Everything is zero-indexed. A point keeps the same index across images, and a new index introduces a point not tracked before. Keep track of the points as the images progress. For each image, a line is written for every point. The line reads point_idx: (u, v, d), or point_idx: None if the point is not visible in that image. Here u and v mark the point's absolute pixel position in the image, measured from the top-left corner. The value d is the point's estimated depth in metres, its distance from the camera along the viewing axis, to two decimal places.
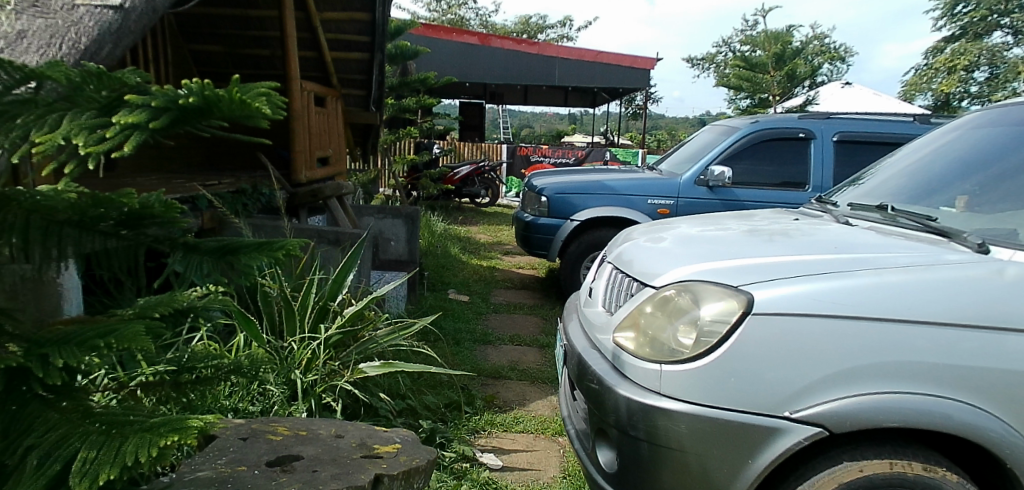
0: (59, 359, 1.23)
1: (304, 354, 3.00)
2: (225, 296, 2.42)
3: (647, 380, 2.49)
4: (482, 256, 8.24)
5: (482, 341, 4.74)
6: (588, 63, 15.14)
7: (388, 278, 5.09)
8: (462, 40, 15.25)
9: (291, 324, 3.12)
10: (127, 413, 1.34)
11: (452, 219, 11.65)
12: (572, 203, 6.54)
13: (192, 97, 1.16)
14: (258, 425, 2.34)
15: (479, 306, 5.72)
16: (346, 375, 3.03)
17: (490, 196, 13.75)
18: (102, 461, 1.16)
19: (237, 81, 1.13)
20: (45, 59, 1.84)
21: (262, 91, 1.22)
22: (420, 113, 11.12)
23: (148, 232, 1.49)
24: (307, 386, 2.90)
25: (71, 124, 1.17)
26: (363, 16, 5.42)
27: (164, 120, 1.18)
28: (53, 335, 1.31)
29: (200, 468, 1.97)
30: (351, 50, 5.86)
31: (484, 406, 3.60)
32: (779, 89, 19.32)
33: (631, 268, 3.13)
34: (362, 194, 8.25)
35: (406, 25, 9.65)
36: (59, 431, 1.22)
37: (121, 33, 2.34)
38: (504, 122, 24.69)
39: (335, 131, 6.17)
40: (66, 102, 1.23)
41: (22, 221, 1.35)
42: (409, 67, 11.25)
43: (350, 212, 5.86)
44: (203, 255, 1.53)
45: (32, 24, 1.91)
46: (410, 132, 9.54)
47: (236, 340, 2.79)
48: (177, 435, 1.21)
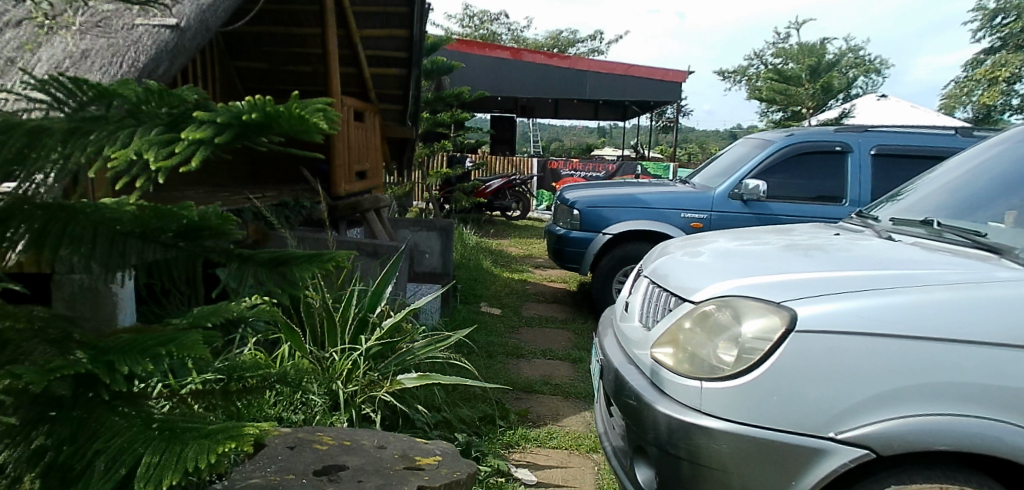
0: (125, 366, 1.27)
1: (344, 365, 3.03)
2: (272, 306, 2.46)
3: (686, 397, 2.46)
4: (513, 269, 8.26)
5: (515, 354, 4.73)
6: (619, 76, 15.16)
7: (423, 291, 5.12)
8: (494, 54, 15.40)
9: (332, 336, 3.17)
10: (185, 420, 1.38)
11: (483, 232, 11.72)
12: (605, 216, 6.51)
13: (254, 113, 1.20)
14: (303, 434, 2.37)
15: (511, 319, 5.72)
16: (385, 386, 3.05)
17: (521, 209, 13.81)
18: (164, 466, 1.19)
19: (297, 97, 1.17)
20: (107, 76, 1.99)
21: (319, 107, 1.26)
22: (453, 127, 11.25)
23: (204, 243, 1.51)
24: (347, 397, 2.93)
25: (143, 140, 1.21)
26: (402, 33, 5.50)
27: (228, 136, 1.21)
28: (118, 342, 1.35)
29: (250, 476, 2.00)
30: (389, 66, 5.97)
31: (518, 420, 3.59)
32: (813, 102, 19.08)
33: (668, 282, 3.11)
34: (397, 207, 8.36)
35: (441, 40, 9.79)
36: (122, 437, 1.25)
37: (177, 51, 2.44)
38: (534, 135, 24.79)
39: (372, 145, 6.26)
40: (135, 119, 1.28)
41: (89, 233, 1.43)
42: (443, 82, 11.39)
43: (386, 225, 5.93)
44: (257, 266, 1.54)
45: (96, 41, 2.05)
46: (444, 146, 9.66)
47: (280, 350, 2.84)
48: (234, 443, 1.24)
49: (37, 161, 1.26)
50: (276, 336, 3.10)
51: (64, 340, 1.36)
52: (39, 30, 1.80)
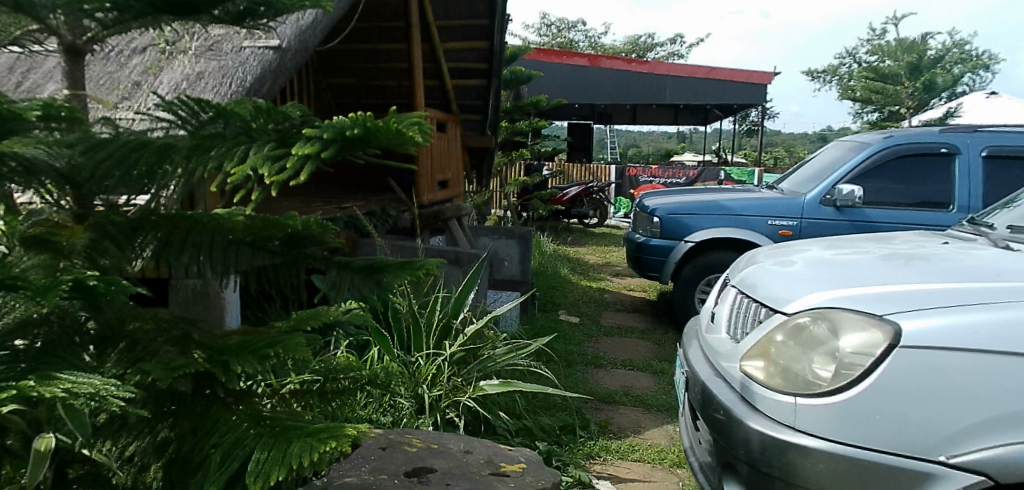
0: (238, 366, 1.36)
1: (430, 369, 3.10)
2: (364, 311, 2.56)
3: (780, 413, 2.34)
4: (592, 277, 8.19)
5: (595, 363, 4.68)
6: (700, 80, 14.77)
7: (504, 298, 5.18)
8: (572, 62, 15.27)
9: (418, 340, 3.26)
10: (290, 418, 1.45)
11: (561, 239, 11.70)
12: (687, 224, 6.34)
13: (356, 129, 1.26)
14: (393, 436, 2.45)
15: (590, 328, 5.67)
16: (468, 391, 3.10)
17: (598, 217, 13.70)
18: (272, 462, 1.25)
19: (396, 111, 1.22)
20: (210, 93, 2.36)
21: (415, 121, 1.31)
22: (531, 136, 11.32)
23: (308, 251, 1.60)
24: (432, 401, 3.00)
25: (258, 156, 1.29)
26: (482, 44, 5.60)
27: (333, 150, 1.27)
28: (231, 344, 1.45)
29: (346, 474, 2.08)
30: (470, 77, 6.10)
31: (599, 430, 3.54)
32: (914, 101, 17.82)
33: (757, 292, 2.99)
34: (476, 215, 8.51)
35: (519, 50, 9.90)
36: (235, 433, 1.34)
37: (280, 71, 2.50)
38: (611, 142, 24.56)
39: (454, 155, 6.40)
40: (249, 136, 1.37)
41: (208, 240, 1.52)
42: (521, 91, 11.51)
43: (466, 233, 6.05)
44: (354, 272, 1.62)
45: (211, 65, 2.45)
46: (522, 154, 9.74)
47: (370, 353, 2.95)
48: (335, 442, 1.29)
49: (166, 175, 1.37)
50: (366, 340, 3.22)
51: (185, 340, 1.47)
52: (162, 60, 2.37)
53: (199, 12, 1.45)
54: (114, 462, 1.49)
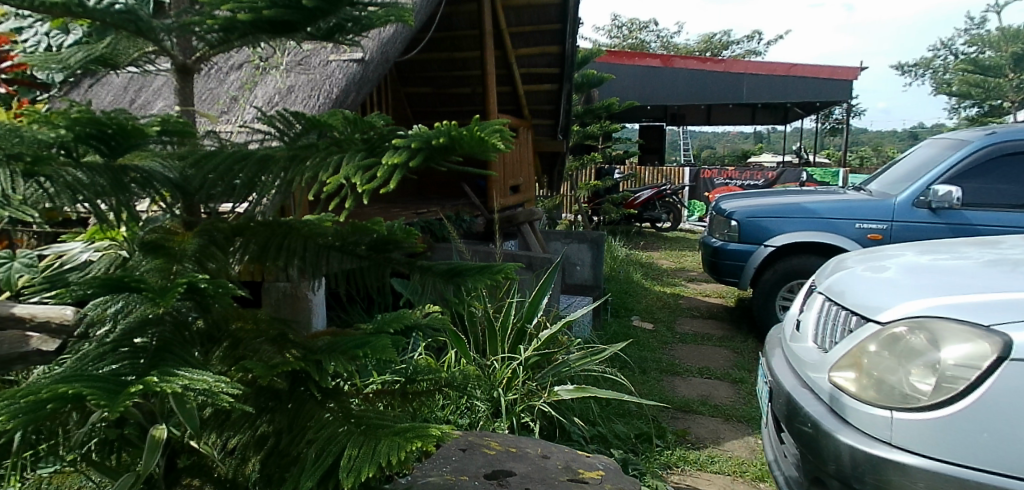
0: (330, 365, 1.42)
1: (505, 373, 3.13)
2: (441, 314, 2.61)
3: (873, 427, 2.20)
4: (666, 282, 8.02)
5: (670, 371, 4.58)
6: (780, 77, 14.19)
7: (578, 303, 5.14)
8: (644, 63, 15.02)
9: (494, 344, 3.29)
10: (377, 416, 1.50)
11: (633, 244, 11.52)
12: (767, 227, 6.09)
13: (441, 137, 1.30)
14: (472, 438, 2.48)
15: (665, 335, 5.54)
16: (543, 396, 3.10)
17: (671, 220, 13.40)
18: (362, 458, 1.29)
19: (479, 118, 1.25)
20: (301, 105, 2.47)
21: (497, 128, 1.33)
22: (602, 139, 11.23)
23: (392, 256, 1.67)
24: (508, 405, 3.02)
25: (351, 165, 1.34)
26: (554, 49, 5.62)
27: (419, 159, 1.31)
28: (323, 344, 1.52)
29: (429, 474, 2.12)
30: (542, 82, 6.13)
31: (676, 440, 3.46)
32: (1021, 93, 16.40)
33: (846, 300, 2.83)
34: (547, 219, 8.51)
35: (591, 53, 9.86)
36: (327, 430, 1.40)
37: (363, 82, 2.61)
38: (684, 144, 24.01)
39: (525, 160, 6.43)
40: (339, 146, 1.44)
41: (301, 246, 1.61)
42: (591, 95, 11.44)
43: (539, 237, 6.07)
44: (436, 276, 1.67)
45: (298, 78, 2.57)
46: (594, 158, 9.67)
47: (447, 356, 3.01)
48: (421, 441, 1.33)
49: (266, 184, 1.46)
50: (443, 343, 3.29)
51: (281, 340, 1.55)
52: (256, 76, 2.56)
53: (295, 29, 1.53)
54: (218, 454, 1.59)
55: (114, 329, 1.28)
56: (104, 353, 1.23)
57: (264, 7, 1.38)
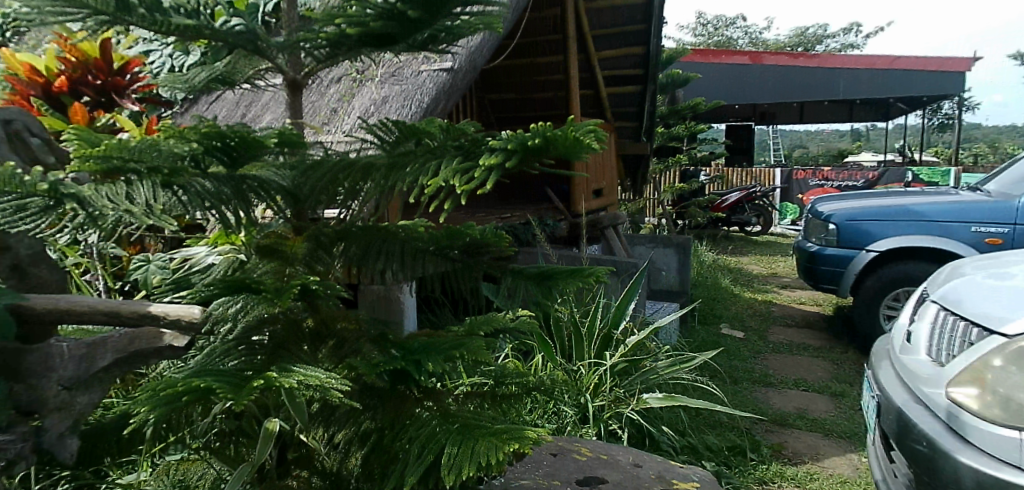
0: (428, 366, 1.46)
1: (592, 379, 3.10)
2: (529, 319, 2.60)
3: (1001, 448, 2.01)
4: (756, 289, 7.68)
5: (763, 382, 4.38)
6: (881, 71, 13.28)
7: (666, 308, 5.01)
8: (731, 60, 14.42)
9: (580, 349, 3.27)
10: (473, 417, 1.52)
11: (720, 249, 11.12)
12: (868, 231, 5.71)
13: (537, 139, 1.31)
14: (562, 443, 2.47)
15: (756, 344, 5.30)
16: (631, 403, 3.05)
17: (761, 224, 12.85)
18: (461, 457, 1.31)
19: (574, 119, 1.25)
20: (392, 114, 2.53)
21: (591, 128, 1.35)
22: (687, 141, 10.93)
23: (484, 259, 1.69)
24: (596, 411, 2.99)
25: (449, 170, 1.36)
26: (638, 50, 5.54)
27: (515, 161, 1.33)
28: (420, 345, 1.56)
29: (520, 477, 2.13)
30: (626, 84, 6.05)
31: (772, 454, 3.29)
32: None
33: (965, 309, 2.60)
34: (631, 224, 8.38)
35: (675, 53, 9.64)
36: (426, 429, 1.43)
37: (452, 90, 2.64)
38: (773, 144, 22.94)
39: (608, 164, 6.36)
40: (436, 151, 1.48)
41: (398, 250, 1.67)
42: (676, 95, 11.16)
43: (623, 242, 5.98)
44: (528, 279, 1.68)
45: (392, 89, 2.66)
46: (679, 160, 9.43)
47: (534, 360, 3.02)
48: (517, 444, 1.33)
49: (369, 190, 1.52)
50: (529, 348, 3.30)
51: (382, 340, 1.61)
52: (354, 88, 2.74)
53: (394, 41, 1.59)
54: (324, 447, 1.67)
55: (235, 326, 1.38)
56: (228, 348, 1.32)
57: (370, 21, 1.46)
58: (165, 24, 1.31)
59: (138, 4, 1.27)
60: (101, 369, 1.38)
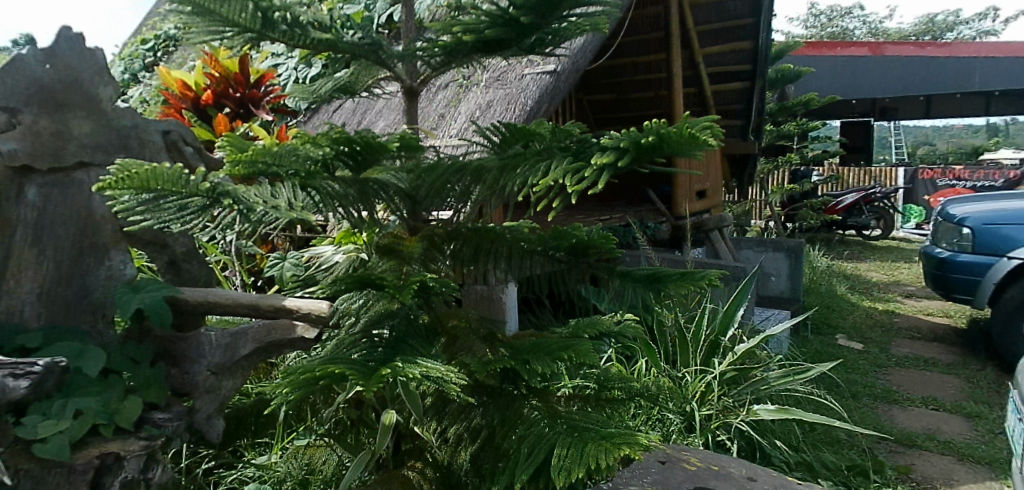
0: (537, 365, 1.46)
1: (698, 386, 3.00)
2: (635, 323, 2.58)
3: None
4: (877, 298, 7.11)
5: (887, 398, 4.04)
6: None
7: (776, 316, 4.76)
8: (847, 52, 13.48)
9: (685, 355, 3.17)
10: (581, 419, 1.50)
11: (835, 254, 10.40)
12: (1011, 236, 5.14)
13: (650, 137, 1.28)
14: (671, 451, 2.40)
15: (877, 357, 4.91)
16: (741, 414, 2.92)
17: (881, 227, 11.89)
18: (571, 459, 1.30)
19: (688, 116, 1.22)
20: (497, 119, 2.57)
21: (706, 124, 1.32)
22: (798, 139, 10.32)
23: (591, 261, 1.68)
24: (703, 420, 2.88)
25: (559, 169, 1.36)
26: (745, 45, 5.30)
27: (627, 160, 1.31)
28: (528, 345, 1.57)
29: (628, 483, 2.09)
30: (732, 81, 5.81)
31: (898, 477, 3.03)
32: None
33: None
34: (736, 227, 8.03)
35: (786, 46, 9.13)
36: (535, 428, 1.43)
37: (555, 92, 2.63)
38: (895, 142, 21.13)
39: (713, 164, 6.13)
40: (545, 153, 1.49)
41: (506, 251, 1.69)
42: (787, 91, 10.56)
43: (730, 246, 5.75)
44: (636, 282, 1.65)
45: (496, 93, 2.69)
46: (790, 160, 8.92)
47: (639, 365, 2.97)
48: (628, 448, 1.30)
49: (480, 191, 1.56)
50: (633, 352, 3.24)
51: (491, 338, 1.64)
52: (461, 94, 2.81)
53: (507, 45, 1.62)
54: (436, 441, 1.72)
55: (359, 320, 1.46)
56: (353, 341, 1.40)
57: (486, 27, 1.50)
58: (302, 39, 1.41)
59: (279, 20, 1.37)
60: (242, 357, 1.51)
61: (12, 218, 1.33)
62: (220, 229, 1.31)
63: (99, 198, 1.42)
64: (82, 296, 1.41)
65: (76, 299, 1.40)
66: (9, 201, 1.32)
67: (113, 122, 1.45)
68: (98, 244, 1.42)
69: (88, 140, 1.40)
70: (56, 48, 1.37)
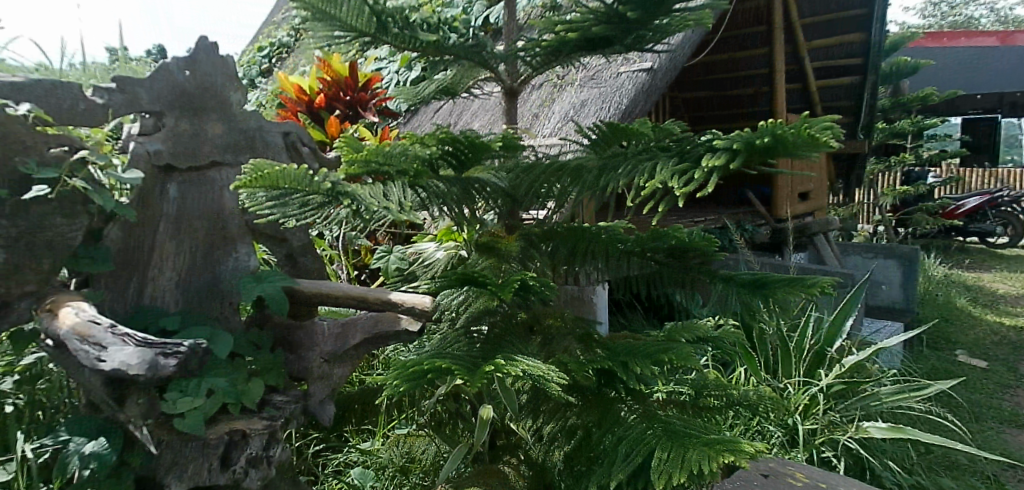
0: (637, 367, 1.43)
1: (802, 399, 2.84)
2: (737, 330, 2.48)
3: None
4: (1004, 312, 6.46)
5: (1018, 423, 3.66)
6: None
7: (887, 328, 4.43)
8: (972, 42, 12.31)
9: (787, 366, 3.02)
10: (682, 423, 1.45)
11: (953, 262, 9.55)
12: None
13: (766, 138, 1.22)
14: (774, 465, 2.29)
15: (1006, 377, 4.46)
16: (849, 430, 2.74)
17: (1007, 235, 10.80)
18: (673, 463, 1.25)
19: (808, 117, 1.15)
20: (592, 118, 2.54)
21: (826, 125, 1.24)
22: (913, 138, 9.55)
23: (691, 263, 1.63)
24: (806, 435, 2.73)
25: (667, 170, 1.32)
26: (856, 37, 4.97)
27: (739, 161, 1.25)
28: (626, 346, 1.54)
29: None
30: (840, 76, 5.46)
31: None
32: None
33: None
34: (841, 231, 7.54)
35: (902, 37, 8.47)
36: (633, 431, 1.39)
37: (651, 91, 2.57)
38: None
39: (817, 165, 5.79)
40: (646, 154, 1.46)
41: (602, 251, 1.67)
42: (900, 85, 9.79)
43: (835, 251, 5.42)
44: (739, 286, 1.59)
45: (590, 92, 2.66)
46: (903, 160, 8.28)
47: (737, 374, 2.85)
48: (734, 456, 1.24)
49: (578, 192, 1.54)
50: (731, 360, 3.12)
51: (588, 338, 1.62)
52: (555, 94, 2.79)
53: (611, 43, 1.60)
54: (530, 438, 1.72)
55: (459, 317, 1.50)
56: (456, 336, 1.42)
57: (591, 24, 1.49)
58: (413, 41, 1.46)
59: (392, 24, 1.42)
60: (351, 347, 1.56)
61: (157, 211, 1.46)
62: (334, 224, 1.39)
63: (229, 196, 1.52)
64: (213, 284, 1.51)
65: (207, 287, 1.51)
66: (155, 195, 1.45)
67: (241, 124, 1.54)
68: (228, 237, 1.53)
69: (223, 141, 1.51)
70: (197, 56, 1.47)
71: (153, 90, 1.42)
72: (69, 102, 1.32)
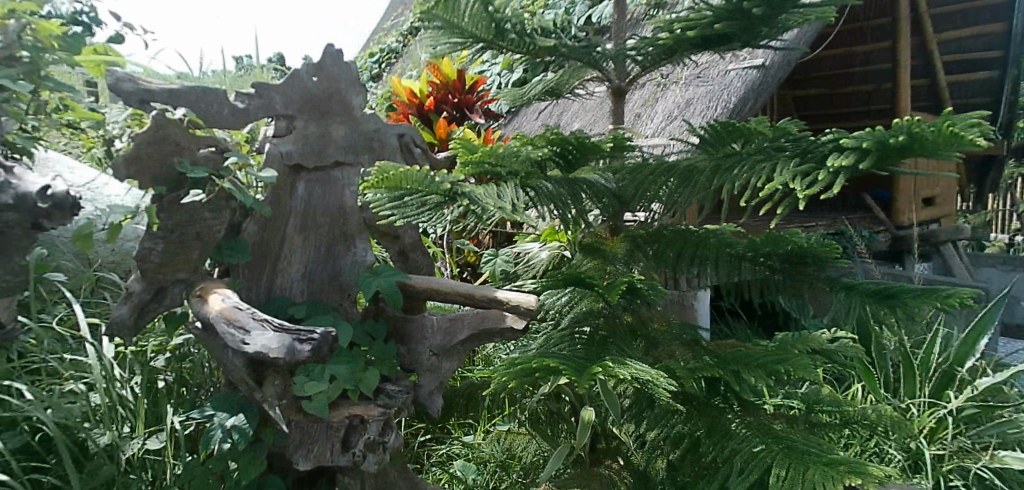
0: (749, 377, 1.36)
1: (927, 421, 2.62)
2: (855, 343, 2.32)
3: None
4: None
5: None
6: None
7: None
8: None
9: (910, 385, 2.79)
10: (799, 439, 1.37)
11: None
12: None
13: (900, 136, 1.12)
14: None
15: None
16: (983, 459, 2.50)
17: None
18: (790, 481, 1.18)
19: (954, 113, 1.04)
20: (699, 117, 2.46)
21: (975, 122, 1.12)
22: None
23: (809, 270, 1.55)
24: (932, 461, 2.52)
25: (788, 171, 1.24)
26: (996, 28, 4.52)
27: (870, 162, 1.16)
28: (738, 354, 1.47)
29: None
30: (976, 70, 4.98)
31: None
32: None
33: None
34: (971, 240, 6.88)
35: None
36: (745, 444, 1.33)
37: (763, 88, 2.46)
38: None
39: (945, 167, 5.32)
40: (764, 155, 1.39)
41: (713, 257, 1.58)
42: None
43: (965, 262, 4.95)
44: (863, 297, 1.44)
45: (696, 91, 2.58)
46: None
47: (852, 390, 2.67)
48: (860, 478, 1.14)
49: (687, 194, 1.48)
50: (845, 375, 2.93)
51: (696, 345, 1.57)
52: (658, 93, 2.74)
53: (730, 41, 1.55)
54: (633, 444, 1.70)
55: (563, 318, 1.48)
56: (562, 336, 1.42)
57: (710, 23, 1.45)
58: (529, 46, 1.49)
59: (510, 29, 1.45)
60: (459, 342, 1.61)
61: (288, 208, 1.57)
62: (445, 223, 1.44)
63: (350, 194, 1.62)
64: (335, 276, 1.61)
65: (329, 279, 1.61)
66: (286, 194, 1.56)
67: (361, 126, 1.61)
68: (348, 233, 1.61)
69: (344, 143, 1.59)
70: (323, 62, 1.54)
71: (286, 96, 1.50)
72: (216, 107, 1.39)
